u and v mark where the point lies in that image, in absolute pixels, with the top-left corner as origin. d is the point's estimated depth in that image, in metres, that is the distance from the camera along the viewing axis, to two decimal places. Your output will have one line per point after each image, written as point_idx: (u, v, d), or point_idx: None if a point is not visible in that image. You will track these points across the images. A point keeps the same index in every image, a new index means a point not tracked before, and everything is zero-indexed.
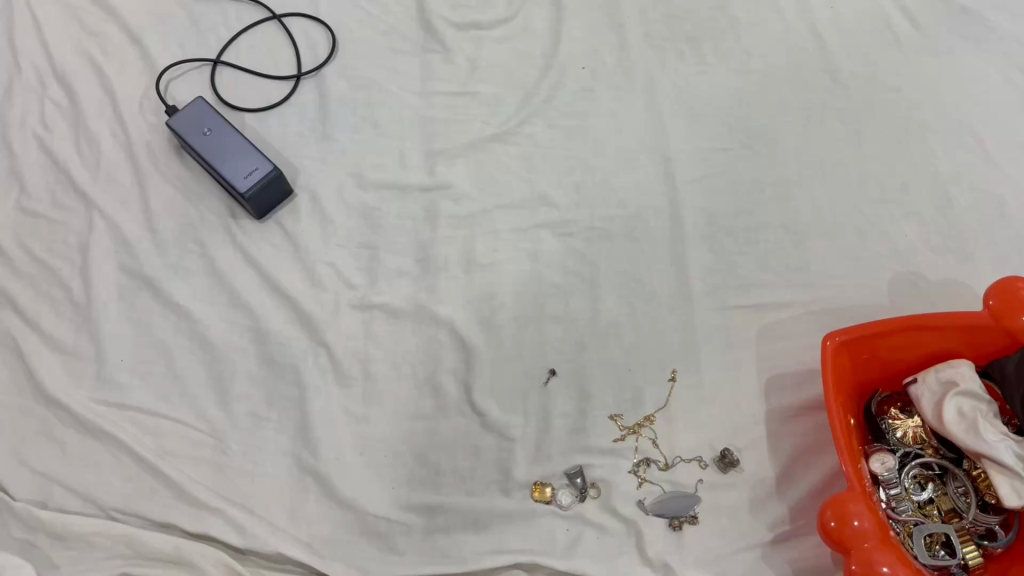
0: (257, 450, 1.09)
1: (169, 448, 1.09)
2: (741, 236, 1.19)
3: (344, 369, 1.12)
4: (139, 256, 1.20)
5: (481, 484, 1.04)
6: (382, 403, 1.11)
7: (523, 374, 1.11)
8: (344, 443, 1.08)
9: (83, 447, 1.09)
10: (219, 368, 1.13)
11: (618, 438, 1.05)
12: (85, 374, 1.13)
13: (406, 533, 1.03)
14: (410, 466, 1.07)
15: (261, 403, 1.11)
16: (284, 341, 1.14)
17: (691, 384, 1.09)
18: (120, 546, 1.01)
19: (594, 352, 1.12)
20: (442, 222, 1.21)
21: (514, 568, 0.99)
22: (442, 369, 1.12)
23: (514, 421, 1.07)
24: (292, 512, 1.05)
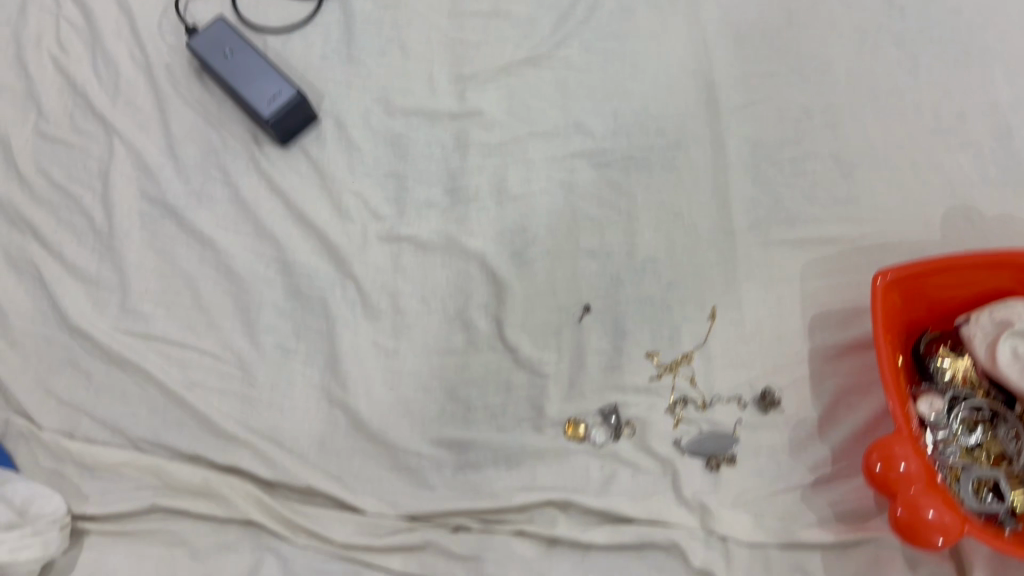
0: (284, 383, 1.07)
1: (196, 379, 1.07)
2: (787, 167, 1.13)
3: (372, 302, 1.10)
4: (161, 183, 1.17)
5: (512, 420, 1.02)
6: (411, 337, 1.08)
7: (557, 308, 1.07)
8: (372, 377, 1.06)
9: (110, 377, 1.08)
10: (244, 299, 1.11)
11: (654, 377, 1.02)
12: (110, 304, 1.12)
13: (437, 468, 1.00)
14: (440, 401, 1.04)
15: (288, 336, 1.09)
16: (310, 273, 1.11)
17: (731, 321, 1.05)
18: (147, 476, 1.01)
19: (630, 287, 1.07)
20: (472, 150, 1.16)
21: (549, 506, 0.96)
22: (472, 303, 1.09)
23: (547, 357, 1.04)
24: (321, 445, 1.03)
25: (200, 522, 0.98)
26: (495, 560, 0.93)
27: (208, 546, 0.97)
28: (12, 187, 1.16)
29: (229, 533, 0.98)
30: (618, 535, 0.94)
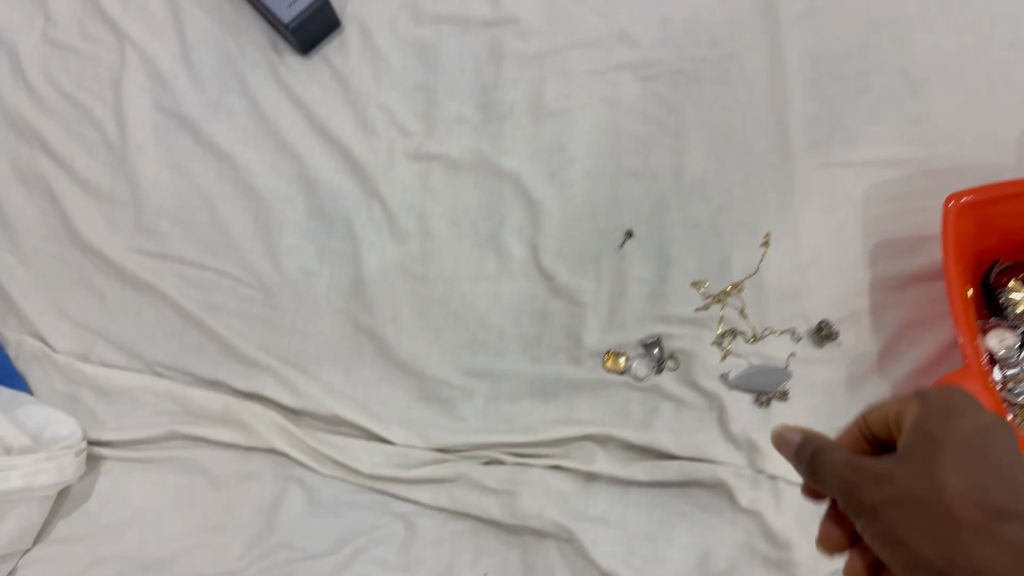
0: (307, 308, 1.01)
1: (215, 302, 1.03)
2: (852, 82, 1.02)
3: (400, 224, 1.03)
4: (176, 94, 1.09)
5: (548, 350, 0.97)
6: (441, 262, 1.02)
7: (597, 233, 1.00)
8: (400, 303, 1.00)
9: (126, 298, 1.04)
10: (265, 217, 1.05)
11: (701, 307, 0.96)
12: (125, 222, 1.06)
13: (468, 398, 0.96)
14: (472, 329, 0.99)
15: (310, 258, 1.03)
16: (333, 192, 1.05)
17: (786, 250, 0.98)
18: (166, 402, 0.97)
19: (676, 212, 1.00)
20: (507, 61, 1.07)
21: (587, 440, 0.92)
22: (506, 227, 1.02)
23: (585, 285, 0.98)
24: (347, 373, 0.99)
25: (221, 450, 0.95)
26: (527, 496, 0.87)
27: (229, 474, 0.93)
28: (19, 96, 1.09)
29: (252, 462, 0.94)
30: (661, 471, 0.88)
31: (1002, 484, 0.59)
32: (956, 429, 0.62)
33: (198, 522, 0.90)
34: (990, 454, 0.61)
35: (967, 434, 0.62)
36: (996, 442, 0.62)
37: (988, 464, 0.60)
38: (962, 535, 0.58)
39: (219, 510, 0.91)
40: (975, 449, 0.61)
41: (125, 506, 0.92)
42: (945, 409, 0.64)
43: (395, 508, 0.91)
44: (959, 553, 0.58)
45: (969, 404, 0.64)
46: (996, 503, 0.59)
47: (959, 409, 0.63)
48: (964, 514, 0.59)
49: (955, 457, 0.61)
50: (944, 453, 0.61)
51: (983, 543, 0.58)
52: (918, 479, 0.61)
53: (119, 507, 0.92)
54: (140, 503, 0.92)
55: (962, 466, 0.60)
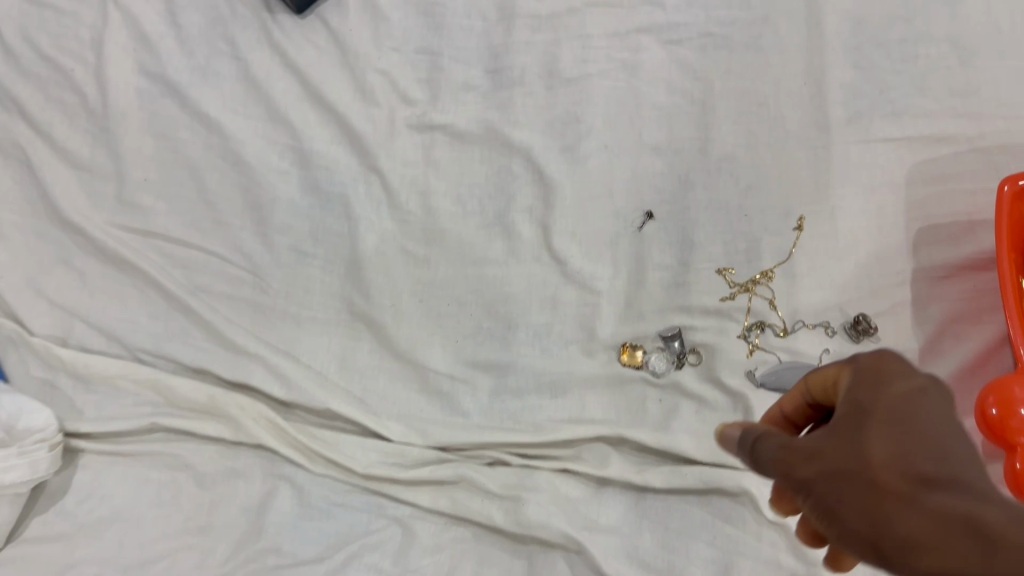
0: (301, 291, 0.95)
1: (202, 283, 0.96)
2: (895, 49, 0.93)
3: (400, 201, 0.95)
4: (161, 56, 1.01)
5: (558, 342, 0.89)
6: (444, 243, 0.94)
7: (613, 214, 0.92)
8: (400, 287, 0.94)
9: (107, 278, 0.97)
10: (255, 193, 0.97)
11: (727, 297, 0.88)
12: (107, 197, 0.99)
13: (472, 393, 0.89)
14: (477, 317, 0.92)
15: (304, 237, 0.96)
16: (329, 165, 0.97)
17: (821, 235, 0.89)
18: (148, 392, 0.91)
19: (700, 191, 0.91)
20: (519, 23, 0.98)
21: (600, 442, 0.84)
22: (515, 206, 0.94)
23: (600, 272, 0.90)
24: (342, 362, 0.92)
25: (207, 444, 0.89)
26: (531, 504, 0.79)
27: (213, 472, 0.87)
28: None
29: (237, 458, 0.88)
30: (680, 479, 0.80)
31: (931, 449, 0.46)
32: (887, 397, 0.50)
33: (180, 522, 0.84)
34: (923, 417, 0.48)
35: (899, 397, 0.50)
36: (934, 403, 0.49)
37: (917, 428, 0.48)
38: (890, 509, 0.45)
39: (203, 511, 0.85)
40: (906, 413, 0.48)
41: (104, 503, 0.86)
42: (878, 373, 0.52)
43: (390, 511, 0.84)
44: (884, 532, 0.45)
45: (906, 366, 0.52)
46: (923, 467, 0.45)
47: (892, 373, 0.51)
48: (890, 483, 0.46)
49: (884, 424, 0.49)
50: (877, 420, 0.49)
51: (907, 515, 0.44)
52: (846, 451, 0.49)
53: (98, 504, 0.86)
54: (120, 500, 0.86)
55: (890, 431, 0.48)
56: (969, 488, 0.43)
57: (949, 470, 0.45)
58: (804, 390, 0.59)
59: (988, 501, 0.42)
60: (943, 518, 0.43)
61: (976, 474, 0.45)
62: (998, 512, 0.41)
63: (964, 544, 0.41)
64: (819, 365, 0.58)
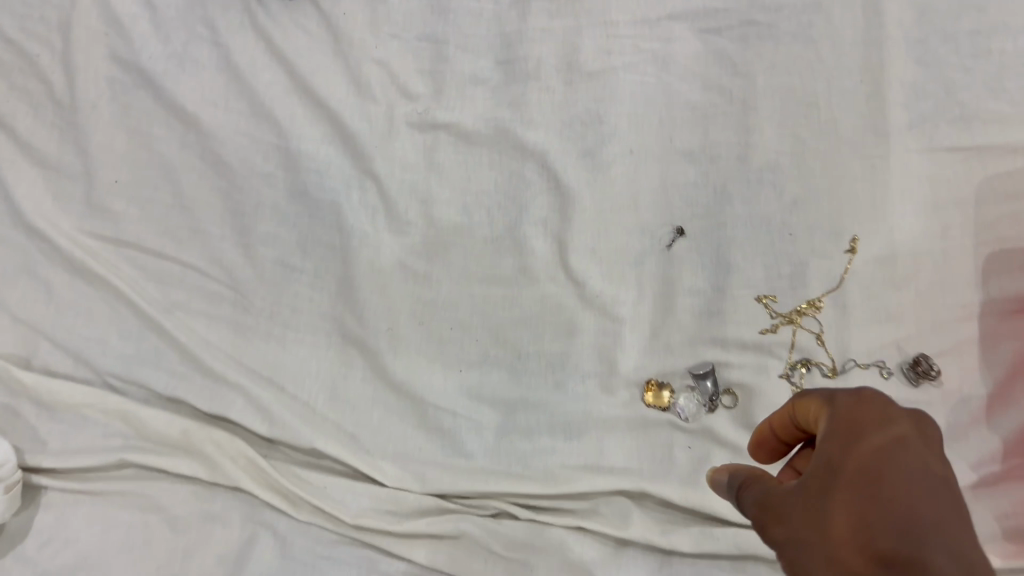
0: (287, 309, 0.85)
1: (178, 300, 0.86)
2: (965, 43, 0.81)
3: (398, 210, 0.85)
4: (134, 41, 0.90)
5: (573, 376, 0.79)
6: (448, 259, 0.84)
7: (639, 230, 0.81)
8: (398, 308, 0.84)
9: (74, 291, 0.87)
10: (238, 199, 0.87)
11: (767, 328, 0.77)
12: (74, 199, 0.88)
13: (477, 432, 0.79)
14: (484, 343, 0.82)
15: (291, 249, 0.86)
16: (319, 169, 0.86)
17: (876, 260, 0.78)
18: (118, 423, 0.82)
19: (739, 205, 0.80)
20: (534, 8, 0.87)
21: (620, 494, 0.75)
22: (527, 217, 0.83)
23: (623, 296, 0.80)
24: (332, 392, 0.83)
25: (182, 483, 0.80)
26: (540, 571, 0.73)
27: (188, 515, 0.78)
28: None
29: (214, 501, 0.79)
30: (711, 542, 0.72)
31: (893, 521, 0.46)
32: (851, 455, 0.50)
33: (151, 572, 0.75)
34: (887, 479, 0.48)
35: (865, 457, 0.49)
36: (898, 460, 0.48)
37: (876, 494, 0.48)
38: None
39: (177, 559, 0.76)
40: (870, 478, 0.48)
41: (68, 548, 0.77)
42: (848, 423, 0.51)
43: (384, 567, 0.76)
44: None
45: (879, 413, 0.51)
46: (882, 543, 0.46)
47: (863, 425, 0.51)
48: (846, 556, 0.47)
49: (847, 490, 0.49)
50: (841, 484, 0.50)
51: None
52: (810, 517, 0.50)
53: (61, 550, 0.77)
54: (85, 545, 0.77)
55: (851, 497, 0.49)
56: (920, 570, 0.43)
57: (908, 545, 0.45)
58: (788, 416, 0.58)
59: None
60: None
61: (934, 547, 0.44)
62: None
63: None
64: (803, 392, 0.57)
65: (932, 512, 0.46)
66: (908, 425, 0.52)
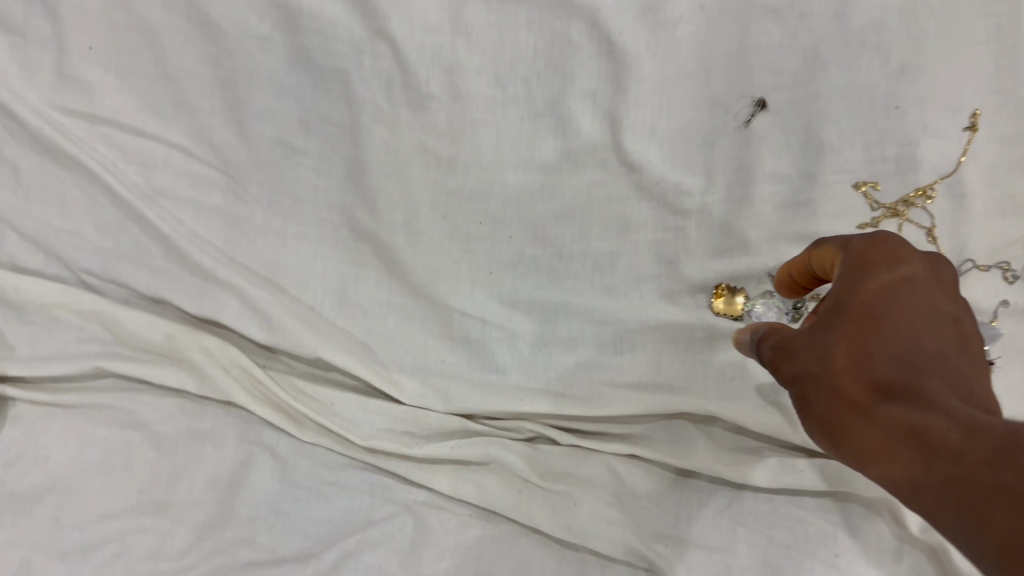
0: (288, 199, 0.73)
1: (161, 186, 0.74)
2: None
3: (417, 81, 0.68)
4: None
5: (626, 279, 0.68)
6: (476, 139, 0.69)
7: (710, 103, 0.65)
8: (417, 198, 0.71)
9: (45, 173, 0.73)
10: (229, 68, 0.70)
11: (867, 223, 0.63)
12: (42, 68, 0.70)
13: (510, 343, 0.69)
14: (519, 241, 0.70)
15: (290, 127, 0.71)
16: (325, 30, 0.67)
17: (1003, 140, 0.63)
18: (93, 326, 0.70)
19: (836, 72, 0.63)
20: None
21: (678, 418, 0.64)
22: (574, 88, 0.67)
23: (689, 185, 0.65)
24: (341, 295, 0.72)
25: (166, 396, 0.69)
26: (584, 504, 0.61)
27: (173, 433, 0.67)
28: None
29: (203, 417, 0.68)
30: (790, 476, 0.59)
31: (900, 355, 0.42)
32: (853, 291, 0.44)
33: (133, 496, 0.65)
34: (896, 316, 0.43)
35: (874, 293, 0.44)
36: (909, 299, 0.43)
37: (882, 331, 0.43)
38: (848, 419, 0.43)
39: (162, 482, 0.65)
40: (880, 315, 0.43)
41: (39, 467, 0.66)
42: (859, 262, 0.45)
43: (401, 496, 0.65)
44: (842, 438, 0.43)
45: (896, 254, 0.44)
46: (881, 375, 0.42)
47: (873, 263, 0.44)
48: (849, 392, 0.43)
49: (853, 328, 0.44)
50: (848, 324, 0.44)
51: (862, 427, 0.42)
52: (815, 354, 0.45)
53: (30, 471, 0.65)
54: (58, 465, 0.66)
55: (856, 333, 0.44)
56: (916, 397, 0.40)
57: (908, 373, 0.42)
58: (807, 264, 0.51)
59: (931, 410, 0.39)
60: (888, 429, 0.40)
61: (936, 376, 0.41)
62: (942, 420, 0.39)
63: (904, 457, 0.39)
64: (822, 238, 0.50)
65: (934, 347, 0.42)
66: (923, 262, 0.45)
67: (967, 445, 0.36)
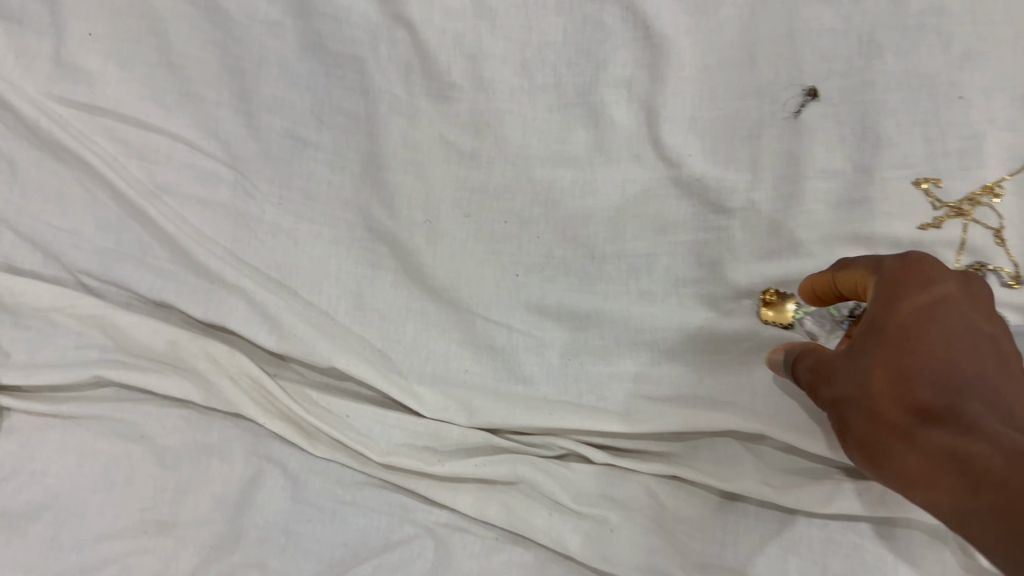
0: (299, 196, 0.68)
1: (163, 181, 0.68)
2: None
3: (437, 67, 0.64)
4: None
5: (663, 282, 0.63)
6: (501, 132, 0.65)
7: (755, 92, 0.60)
8: (438, 195, 0.66)
9: (42, 168, 0.68)
10: (237, 55, 0.66)
11: (929, 223, 0.58)
12: (40, 57, 0.66)
13: (537, 351, 0.65)
14: (548, 242, 0.65)
15: (303, 118, 0.67)
16: (337, 14, 0.64)
17: None
18: (94, 331, 0.66)
19: (894, 59, 0.58)
20: None
21: (724, 436, 0.59)
22: (606, 76, 0.63)
23: (733, 181, 0.60)
24: (356, 299, 0.67)
25: (170, 407, 0.64)
26: (622, 531, 0.56)
27: (178, 446, 0.63)
28: None
29: (210, 430, 0.64)
30: (848, 502, 0.53)
31: (939, 379, 0.40)
32: (888, 314, 0.42)
33: (134, 514, 0.60)
34: (933, 340, 0.41)
35: (909, 317, 0.42)
36: (945, 321, 0.42)
37: (919, 352, 0.41)
38: (889, 445, 0.41)
39: (165, 500, 0.61)
40: (917, 339, 0.41)
41: (36, 483, 0.61)
42: (892, 285, 0.43)
43: (421, 517, 0.60)
44: (883, 464, 0.42)
45: (929, 274, 0.43)
46: (921, 399, 0.40)
47: (907, 284, 0.43)
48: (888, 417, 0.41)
49: (889, 352, 0.42)
50: (883, 347, 0.42)
51: (904, 452, 0.40)
52: (853, 378, 0.43)
53: (26, 486, 0.61)
54: (55, 481, 0.61)
55: (892, 356, 0.42)
56: (960, 424, 0.39)
57: (948, 397, 0.40)
58: (832, 285, 0.49)
59: (978, 439, 0.38)
60: (931, 456, 0.39)
61: (976, 400, 0.39)
62: (987, 447, 0.37)
63: (949, 484, 0.38)
64: (848, 260, 0.48)
65: (973, 370, 0.40)
66: (957, 281, 0.43)
67: (1013, 473, 0.35)
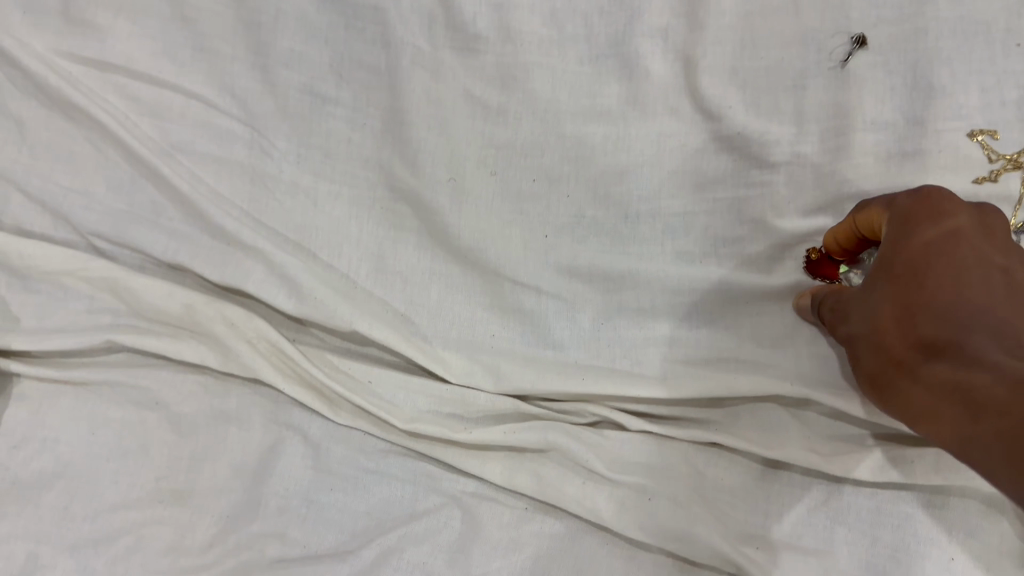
0: (318, 154, 0.65)
1: (178, 141, 0.66)
2: None
3: (461, 18, 0.61)
4: None
5: (701, 242, 0.60)
6: (529, 86, 0.61)
7: (800, 40, 0.57)
8: (463, 151, 0.63)
9: (51, 128, 0.65)
10: (253, 7, 0.63)
11: (986, 176, 0.55)
12: (48, 10, 0.64)
13: (566, 314, 0.62)
14: (579, 200, 0.62)
15: (322, 73, 0.64)
16: None
17: None
18: (106, 296, 0.64)
19: (949, 4, 0.56)
20: None
21: (767, 401, 0.55)
22: (640, 25, 0.60)
23: (776, 134, 0.57)
24: (378, 262, 0.65)
25: (186, 372, 0.62)
26: (660, 501, 0.53)
27: (194, 414, 0.61)
28: None
29: (227, 397, 0.61)
30: (901, 470, 0.50)
31: (942, 310, 0.43)
32: (896, 251, 0.46)
33: (149, 483, 0.58)
34: (940, 274, 0.44)
35: (918, 253, 0.45)
36: (955, 256, 0.44)
37: (924, 288, 0.44)
38: (894, 376, 0.44)
39: (182, 468, 0.58)
40: (922, 272, 0.44)
41: (46, 451, 0.59)
42: (903, 221, 0.46)
43: (447, 487, 0.58)
44: (889, 396, 0.45)
45: (940, 208, 0.46)
46: (924, 332, 0.43)
47: (917, 220, 0.46)
48: (894, 350, 0.44)
49: (896, 287, 0.45)
50: (891, 284, 0.46)
51: (907, 384, 0.43)
52: (864, 315, 0.47)
53: (36, 454, 0.59)
54: (67, 449, 0.59)
55: (900, 292, 0.45)
56: (960, 355, 0.41)
57: (951, 330, 0.42)
58: (853, 230, 0.52)
59: (977, 368, 0.40)
60: (932, 388, 0.42)
61: (980, 331, 0.42)
62: (988, 375, 0.39)
63: (950, 413, 0.41)
64: (865, 203, 0.51)
65: (979, 302, 0.43)
66: (970, 216, 0.46)
67: (1011, 400, 0.37)
